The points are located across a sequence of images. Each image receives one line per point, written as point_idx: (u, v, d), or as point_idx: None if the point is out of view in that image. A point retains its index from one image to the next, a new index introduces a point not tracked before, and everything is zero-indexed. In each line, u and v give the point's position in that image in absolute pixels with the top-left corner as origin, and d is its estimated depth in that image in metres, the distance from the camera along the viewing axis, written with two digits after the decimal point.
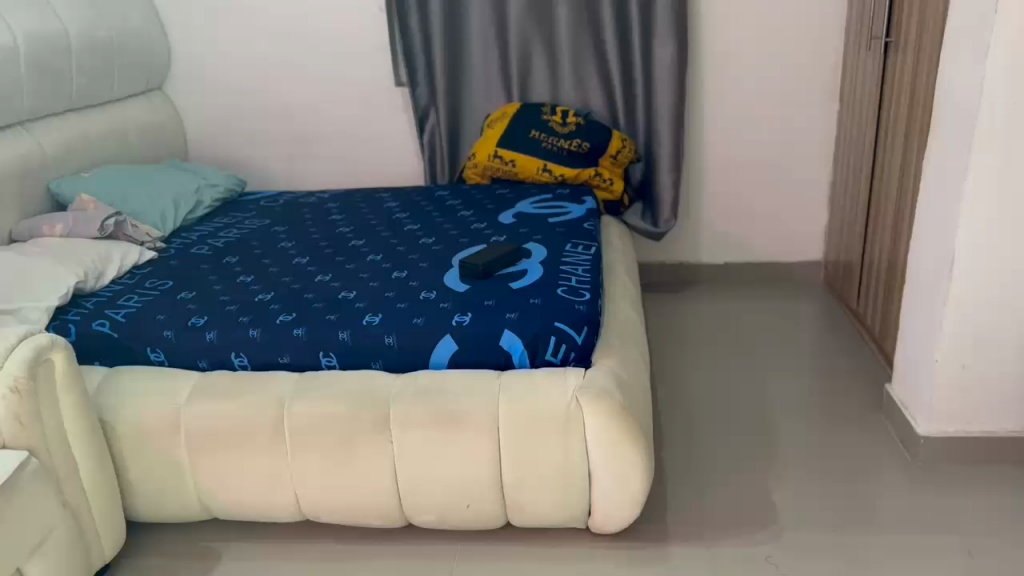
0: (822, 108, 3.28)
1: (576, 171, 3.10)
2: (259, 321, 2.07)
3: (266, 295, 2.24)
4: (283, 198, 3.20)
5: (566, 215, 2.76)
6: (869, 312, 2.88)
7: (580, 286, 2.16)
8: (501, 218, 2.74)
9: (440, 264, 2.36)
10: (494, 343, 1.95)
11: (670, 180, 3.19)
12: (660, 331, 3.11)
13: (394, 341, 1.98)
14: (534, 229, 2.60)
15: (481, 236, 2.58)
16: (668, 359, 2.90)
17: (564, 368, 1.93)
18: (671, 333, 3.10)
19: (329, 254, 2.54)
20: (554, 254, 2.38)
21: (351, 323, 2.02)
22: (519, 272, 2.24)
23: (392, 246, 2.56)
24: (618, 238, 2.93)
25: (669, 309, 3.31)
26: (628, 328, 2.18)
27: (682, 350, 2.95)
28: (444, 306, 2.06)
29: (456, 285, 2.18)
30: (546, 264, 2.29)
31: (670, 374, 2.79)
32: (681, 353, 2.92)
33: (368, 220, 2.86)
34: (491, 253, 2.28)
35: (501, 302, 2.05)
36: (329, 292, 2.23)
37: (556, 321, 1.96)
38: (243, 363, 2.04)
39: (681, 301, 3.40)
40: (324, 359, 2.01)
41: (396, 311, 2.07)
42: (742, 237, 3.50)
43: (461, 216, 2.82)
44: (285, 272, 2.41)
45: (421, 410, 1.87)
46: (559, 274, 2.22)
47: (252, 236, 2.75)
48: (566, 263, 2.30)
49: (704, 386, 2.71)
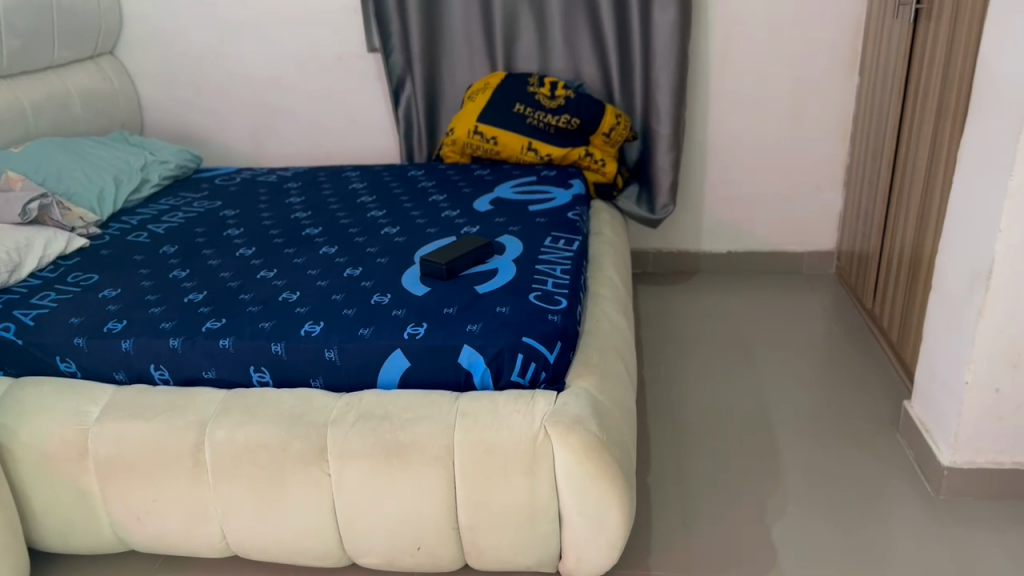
0: (839, 83, 2.95)
1: (564, 150, 2.79)
2: (183, 328, 1.79)
3: (198, 296, 1.97)
4: (241, 176, 2.91)
5: (549, 202, 2.46)
6: (886, 314, 2.59)
7: (557, 290, 1.86)
8: (476, 205, 2.44)
9: (401, 260, 2.07)
10: (451, 360, 1.67)
11: (668, 161, 2.88)
12: (654, 328, 2.83)
13: (336, 356, 1.70)
14: (512, 218, 2.31)
15: (452, 226, 2.29)
16: (661, 362, 2.62)
17: (532, 391, 1.65)
18: (666, 332, 2.82)
19: (279, 246, 2.25)
20: (531, 249, 2.08)
21: (286, 333, 1.74)
22: (488, 273, 1.95)
23: (351, 237, 2.27)
24: (609, 227, 2.63)
25: (666, 303, 3.03)
26: (611, 340, 1.89)
27: (677, 352, 2.67)
28: (396, 313, 1.78)
29: (415, 287, 1.90)
30: (520, 262, 2.00)
31: (663, 380, 2.52)
32: (676, 356, 2.65)
33: (329, 204, 2.56)
34: (458, 250, 1.99)
35: (463, 311, 1.77)
36: (270, 293, 1.95)
37: (524, 335, 1.67)
38: (164, 376, 1.78)
39: (679, 294, 3.11)
40: (256, 374, 1.74)
41: (341, 318, 1.78)
42: (748, 224, 3.19)
43: (433, 201, 2.52)
44: (226, 268, 2.13)
45: (362, 439, 1.60)
46: (533, 275, 1.92)
47: (198, 223, 2.46)
48: (543, 262, 2.00)
49: (700, 395, 2.44)
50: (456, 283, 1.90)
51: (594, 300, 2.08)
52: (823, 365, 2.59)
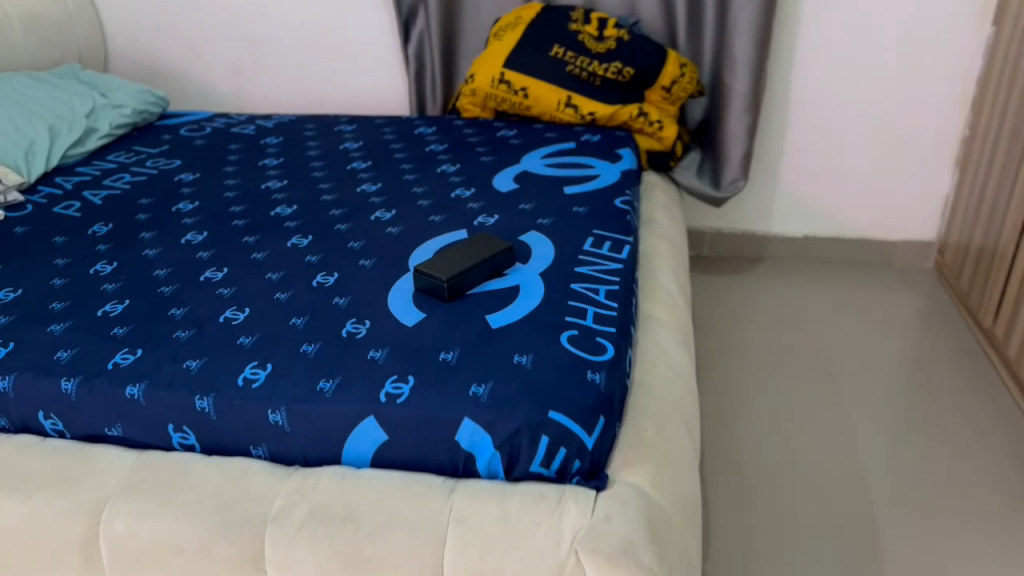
0: (968, 32, 2.31)
1: (611, 108, 2.21)
2: (81, 364, 1.30)
3: (118, 306, 1.47)
4: (214, 127, 2.38)
5: (591, 181, 1.90)
6: (1015, 338, 2.04)
7: (600, 325, 1.33)
8: (497, 182, 1.90)
9: (389, 265, 1.55)
10: (445, 438, 1.16)
11: (743, 126, 2.29)
12: (713, 339, 2.32)
13: (285, 420, 1.20)
14: (541, 204, 1.76)
15: (462, 213, 1.75)
16: (719, 388, 2.11)
17: (560, 489, 1.13)
18: (725, 345, 2.29)
19: (238, 233, 1.74)
20: (565, 255, 1.55)
21: (218, 381, 1.24)
22: (505, 295, 1.42)
23: (333, 222, 1.75)
24: (665, 212, 2.06)
25: (727, 302, 2.49)
26: (671, 398, 1.37)
27: (738, 374, 2.16)
28: (373, 356, 1.26)
29: (403, 313, 1.38)
30: (551, 277, 1.47)
31: (722, 412, 2.01)
32: (739, 381, 2.15)
33: (312, 173, 2.03)
34: (468, 257, 1.46)
35: (466, 358, 1.25)
36: (212, 308, 1.44)
37: (551, 410, 1.14)
38: (57, 428, 1.30)
39: (742, 288, 2.56)
40: (176, 436, 1.25)
41: (296, 360, 1.28)
42: (831, 204, 2.61)
43: (443, 173, 1.98)
44: (164, 263, 1.63)
45: (313, 550, 1.12)
46: (567, 300, 1.39)
47: (145, 193, 1.95)
48: (580, 278, 1.47)
49: (770, 436, 1.93)
50: (460, 309, 1.38)
51: (647, 329, 1.54)
52: (927, 400, 2.05)
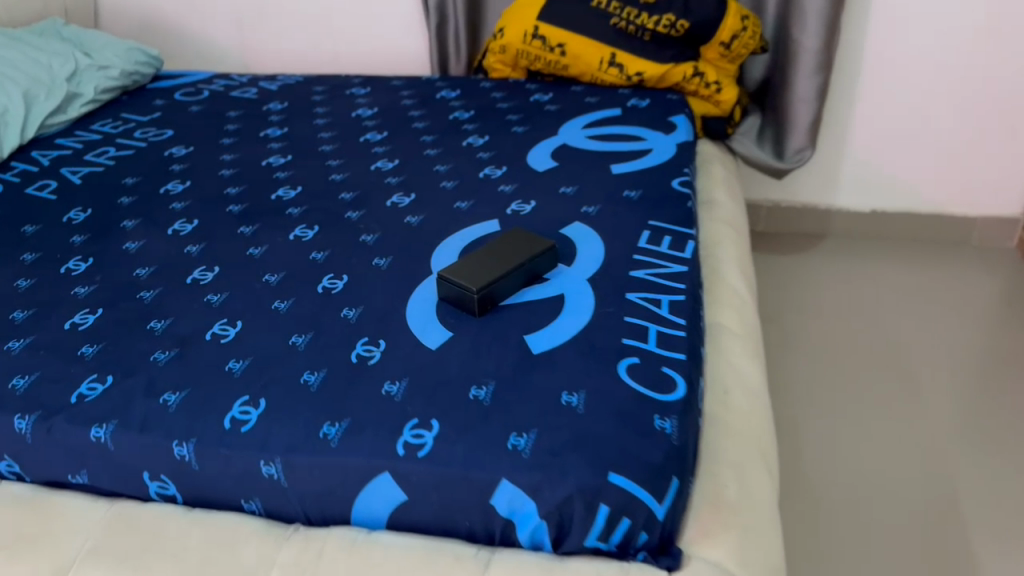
0: None
1: (662, 68, 1.92)
2: (40, 396, 1.08)
3: (89, 317, 1.25)
4: (212, 92, 2.13)
5: (642, 158, 1.63)
6: None
7: (665, 351, 1.08)
8: (533, 160, 1.64)
9: (408, 267, 1.30)
10: (478, 503, 0.93)
11: (812, 89, 1.99)
12: (772, 334, 2.07)
13: (281, 474, 0.97)
14: (587, 188, 1.50)
15: (493, 199, 1.49)
16: (786, 395, 1.88)
17: (624, 569, 0.89)
18: (786, 339, 2.05)
19: (234, 221, 1.50)
20: (618, 254, 1.29)
21: (202, 423, 1.02)
22: (546, 308, 1.18)
23: (342, 208, 1.51)
24: (725, 191, 1.79)
25: (785, 287, 2.23)
26: (751, 437, 1.13)
27: (804, 376, 1.93)
28: (387, 391, 1.03)
29: (425, 332, 1.14)
30: (602, 284, 1.22)
31: (789, 427, 1.79)
32: (804, 384, 1.91)
33: (320, 147, 1.78)
34: (502, 261, 1.22)
35: (502, 394, 1.01)
36: (199, 321, 1.22)
37: (612, 472, 0.90)
38: (13, 471, 1.08)
39: (801, 270, 2.30)
40: (153, 485, 1.03)
41: (294, 393, 1.04)
42: (904, 176, 2.32)
43: (469, 148, 1.72)
44: (146, 260, 1.40)
45: None
46: (624, 316, 1.14)
47: (131, 171, 1.72)
48: (638, 286, 1.21)
49: (849, 456, 1.71)
50: (494, 327, 1.14)
51: (716, 346, 1.30)
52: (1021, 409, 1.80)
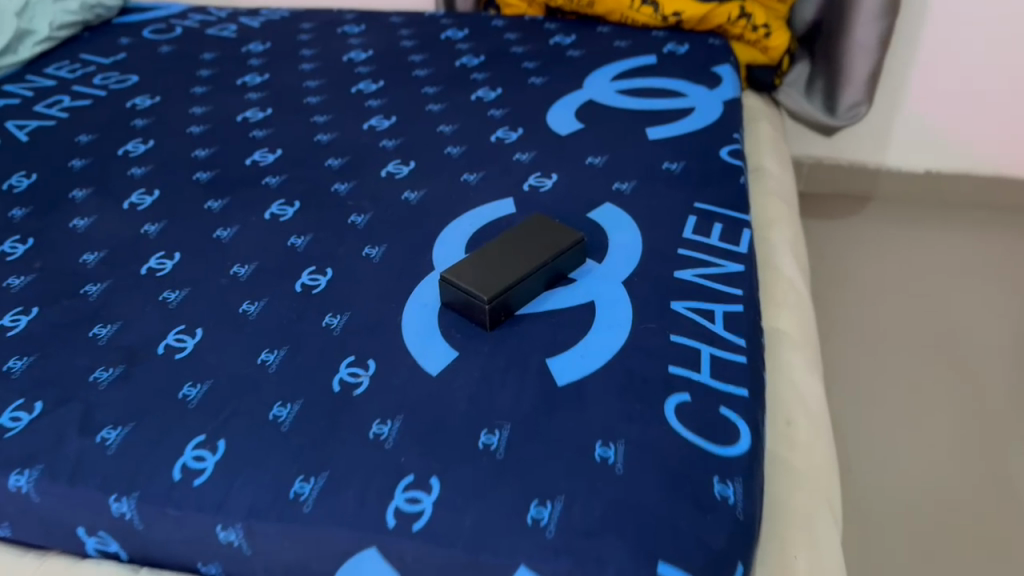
0: None
1: (704, 9, 1.64)
2: None
3: (22, 317, 1.03)
4: (186, 29, 1.86)
5: (682, 119, 1.39)
6: None
7: (723, 384, 0.87)
8: (554, 121, 1.40)
9: (406, 260, 1.08)
10: None
11: (876, 35, 1.71)
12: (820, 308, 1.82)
13: (242, 541, 0.78)
14: (617, 162, 1.27)
15: (507, 172, 1.26)
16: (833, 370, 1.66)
17: None
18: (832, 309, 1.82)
19: (201, 192, 1.27)
20: (658, 249, 1.07)
21: (147, 471, 0.82)
22: (572, 320, 0.96)
23: (329, 180, 1.28)
24: (774, 157, 1.55)
25: (832, 255, 1.98)
26: (818, 488, 0.93)
27: (857, 359, 1.68)
28: (376, 434, 0.83)
29: (425, 351, 0.93)
30: (640, 289, 1.00)
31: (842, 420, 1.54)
32: (858, 367, 1.66)
33: (305, 99, 1.53)
34: (520, 258, 0.99)
35: (519, 444, 0.80)
36: (151, 327, 1.00)
37: (662, 561, 0.70)
38: None
39: (846, 235, 2.05)
40: (91, 541, 0.83)
41: (260, 434, 0.84)
42: (967, 132, 2.05)
43: (478, 105, 1.47)
44: (96, 243, 1.18)
45: None
46: (669, 333, 0.93)
47: (86, 125, 1.48)
48: (684, 292, 1.00)
49: (904, 443, 1.49)
50: (509, 347, 0.92)
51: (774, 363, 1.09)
52: None
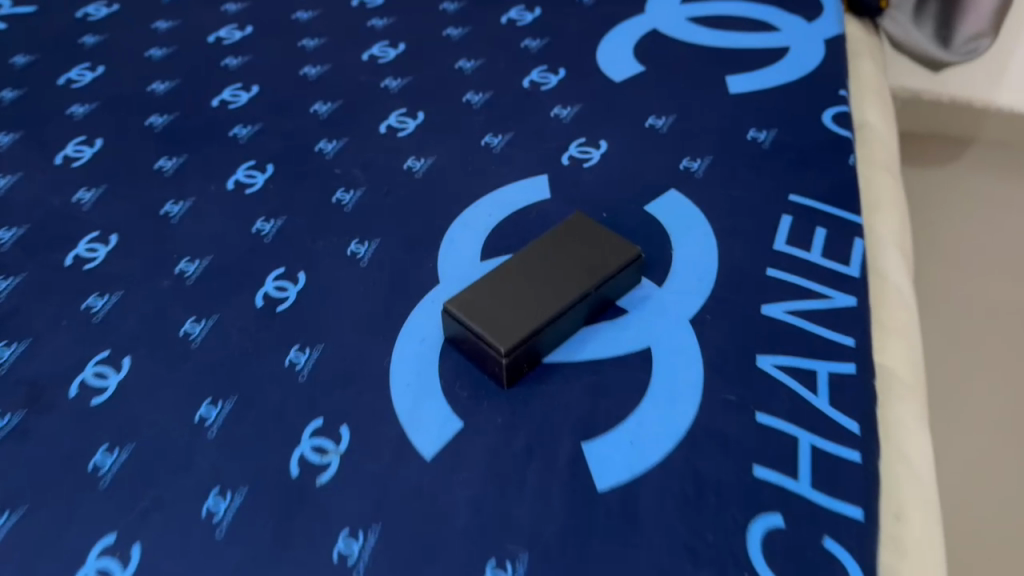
0: None
1: None
2: None
3: None
4: None
5: (773, 64, 1.07)
6: None
7: (827, 498, 0.63)
8: (605, 60, 1.08)
9: (402, 266, 0.82)
10: None
11: None
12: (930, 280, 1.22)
13: None
14: (687, 127, 0.97)
15: (542, 136, 0.97)
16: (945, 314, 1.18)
17: None
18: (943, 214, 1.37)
19: (151, 145, 1.00)
20: (739, 268, 0.80)
21: None
22: (621, 377, 0.70)
23: (314, 136, 1.00)
24: (878, 107, 1.23)
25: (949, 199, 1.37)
26: None
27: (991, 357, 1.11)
28: (342, 554, 0.60)
29: (418, 416, 0.68)
30: (713, 332, 0.74)
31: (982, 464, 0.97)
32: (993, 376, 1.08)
33: (294, 14, 1.23)
34: (553, 285, 0.73)
35: None
36: (66, 350, 0.77)
37: None
38: None
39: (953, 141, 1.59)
40: None
41: (187, 541, 0.62)
42: None
43: (509, 31, 1.15)
44: (16, 214, 0.93)
45: None
46: (754, 410, 0.68)
47: (23, 43, 1.20)
48: (774, 342, 0.73)
49: None
50: (532, 419, 0.67)
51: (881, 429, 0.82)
52: None
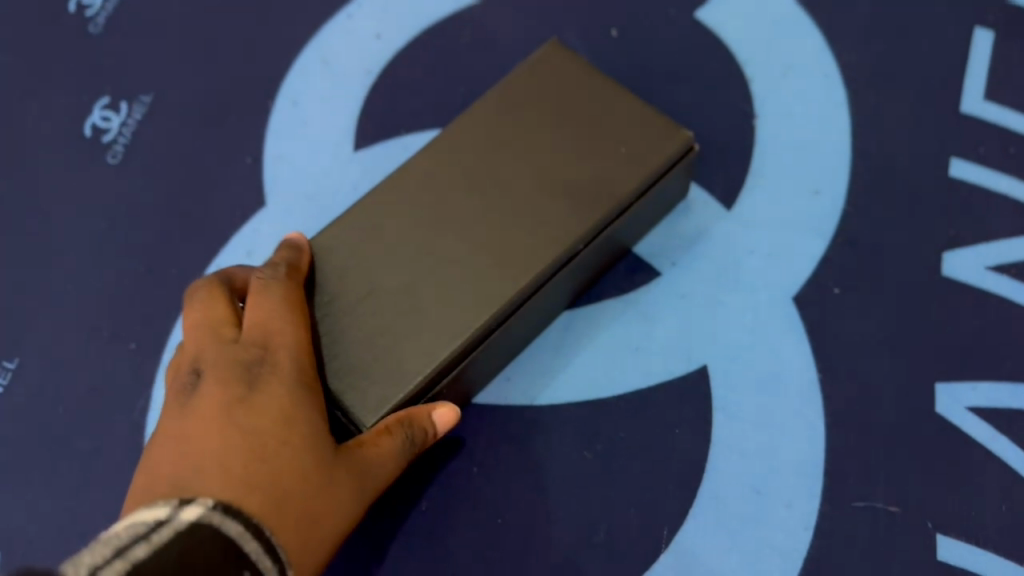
0: None
1: None
2: None
3: None
4: None
5: None
6: None
7: None
8: None
9: (186, 170, 0.40)
10: None
11: None
12: None
13: None
14: None
15: None
16: None
17: None
18: None
19: None
20: (881, 166, 0.38)
21: None
22: (634, 454, 0.33)
23: None
24: None
25: None
26: None
27: None
28: None
29: None
30: (830, 334, 0.35)
31: None
32: None
33: None
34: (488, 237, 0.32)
35: None
36: None
37: None
38: None
39: None
40: None
41: None
42: None
43: None
44: None
45: None
46: (933, 533, 0.31)
47: None
48: (962, 350, 0.34)
49: None
50: (438, 564, 0.32)
51: None
52: None
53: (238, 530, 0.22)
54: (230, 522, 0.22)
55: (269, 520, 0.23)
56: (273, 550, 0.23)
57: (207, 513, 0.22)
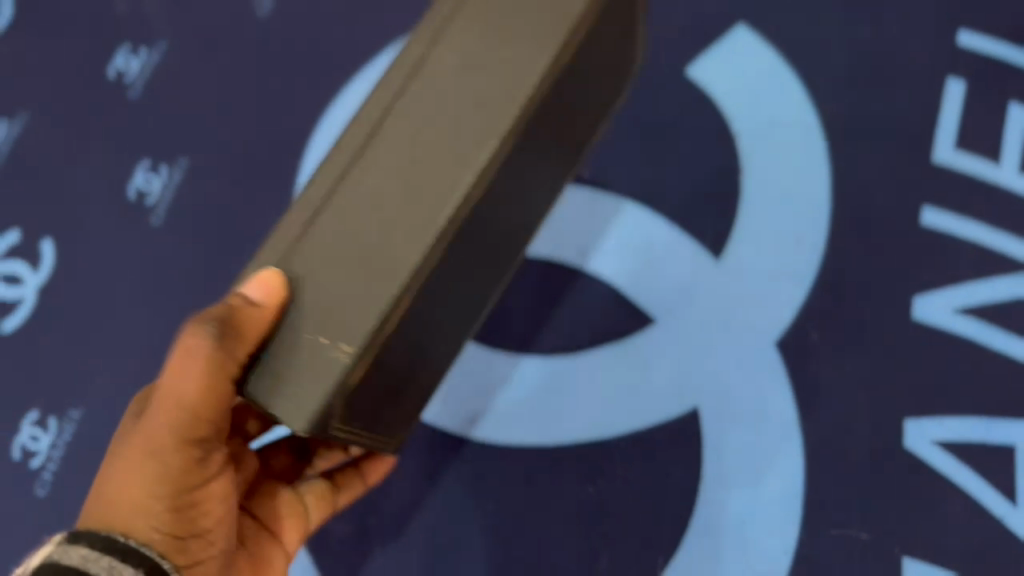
0: None
1: None
2: None
3: None
4: None
5: None
6: None
7: None
8: None
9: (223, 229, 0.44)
10: None
11: None
12: None
13: None
14: None
15: None
16: None
17: None
18: None
19: None
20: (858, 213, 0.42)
21: None
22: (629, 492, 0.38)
23: None
24: None
25: None
26: None
27: None
28: None
29: None
30: (806, 376, 0.39)
31: None
32: None
33: None
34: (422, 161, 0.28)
35: None
36: None
37: None
38: None
39: None
40: None
41: None
42: None
43: None
44: None
45: None
46: (901, 557, 0.36)
47: None
48: (928, 388, 0.38)
49: None
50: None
51: None
52: None
53: (81, 552, 0.27)
54: (71, 549, 0.27)
55: (121, 528, 0.29)
56: (127, 557, 0.28)
57: (54, 549, 0.27)
